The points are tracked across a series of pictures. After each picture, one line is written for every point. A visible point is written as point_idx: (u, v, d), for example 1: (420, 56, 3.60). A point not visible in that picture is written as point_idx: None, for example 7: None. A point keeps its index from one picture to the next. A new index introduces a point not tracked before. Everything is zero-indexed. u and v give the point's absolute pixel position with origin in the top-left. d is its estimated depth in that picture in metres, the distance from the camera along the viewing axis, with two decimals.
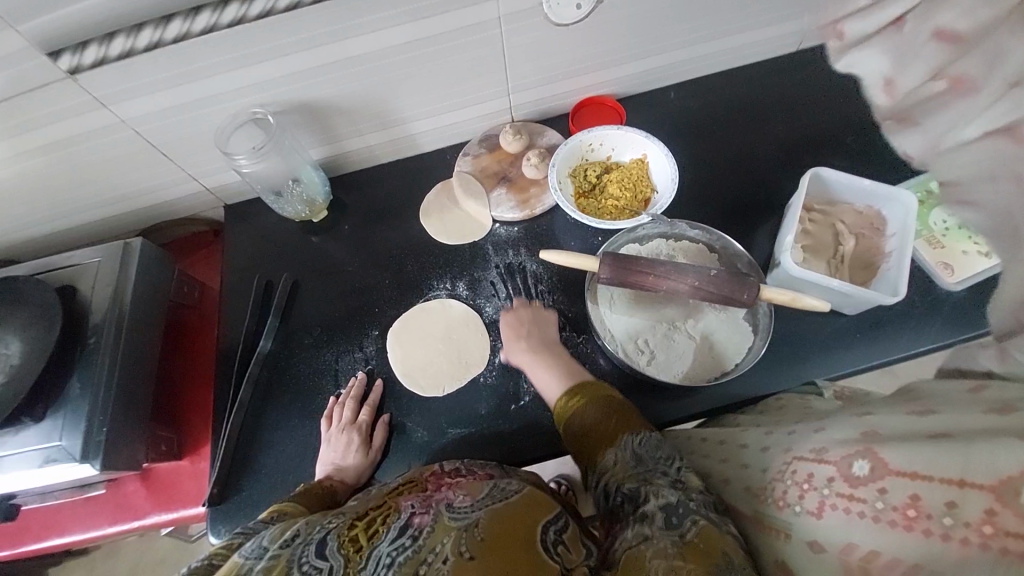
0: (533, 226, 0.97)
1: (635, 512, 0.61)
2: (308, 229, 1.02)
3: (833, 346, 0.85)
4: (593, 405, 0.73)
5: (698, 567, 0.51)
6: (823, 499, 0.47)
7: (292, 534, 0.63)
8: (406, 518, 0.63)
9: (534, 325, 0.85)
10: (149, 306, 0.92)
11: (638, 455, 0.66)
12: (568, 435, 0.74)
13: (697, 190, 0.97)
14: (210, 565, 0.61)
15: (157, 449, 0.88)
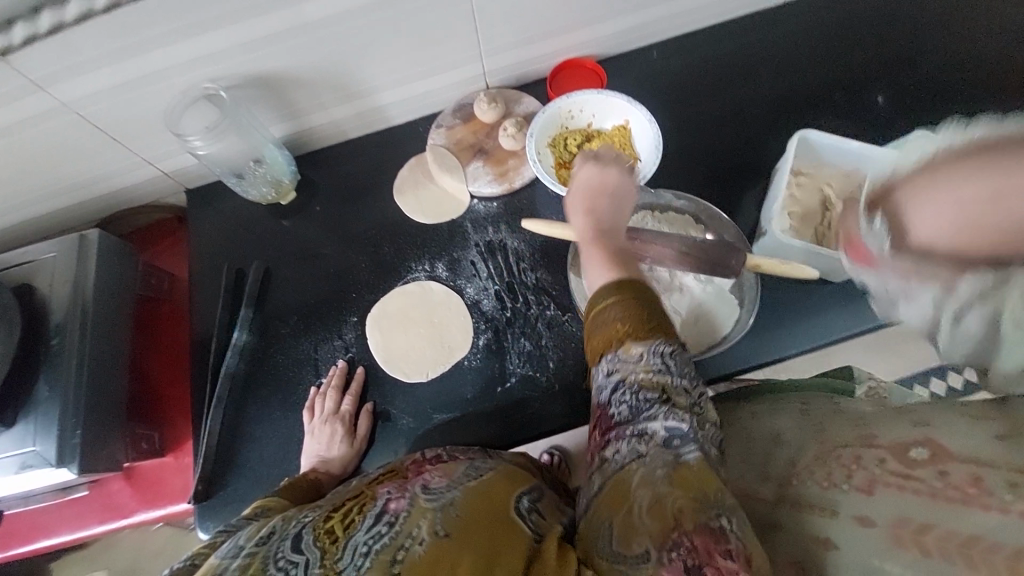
0: (513, 201, 0.93)
1: (635, 425, 0.60)
2: (278, 213, 0.97)
3: (819, 314, 0.84)
4: (638, 300, 0.64)
5: (687, 496, 0.54)
6: (873, 478, 0.48)
7: (268, 532, 0.61)
8: (383, 505, 0.61)
9: (608, 199, 0.73)
10: (114, 302, 0.88)
11: (665, 364, 0.61)
12: (596, 319, 0.66)
13: (682, 156, 0.93)
14: (191, 565, 0.60)
15: (138, 447, 0.87)
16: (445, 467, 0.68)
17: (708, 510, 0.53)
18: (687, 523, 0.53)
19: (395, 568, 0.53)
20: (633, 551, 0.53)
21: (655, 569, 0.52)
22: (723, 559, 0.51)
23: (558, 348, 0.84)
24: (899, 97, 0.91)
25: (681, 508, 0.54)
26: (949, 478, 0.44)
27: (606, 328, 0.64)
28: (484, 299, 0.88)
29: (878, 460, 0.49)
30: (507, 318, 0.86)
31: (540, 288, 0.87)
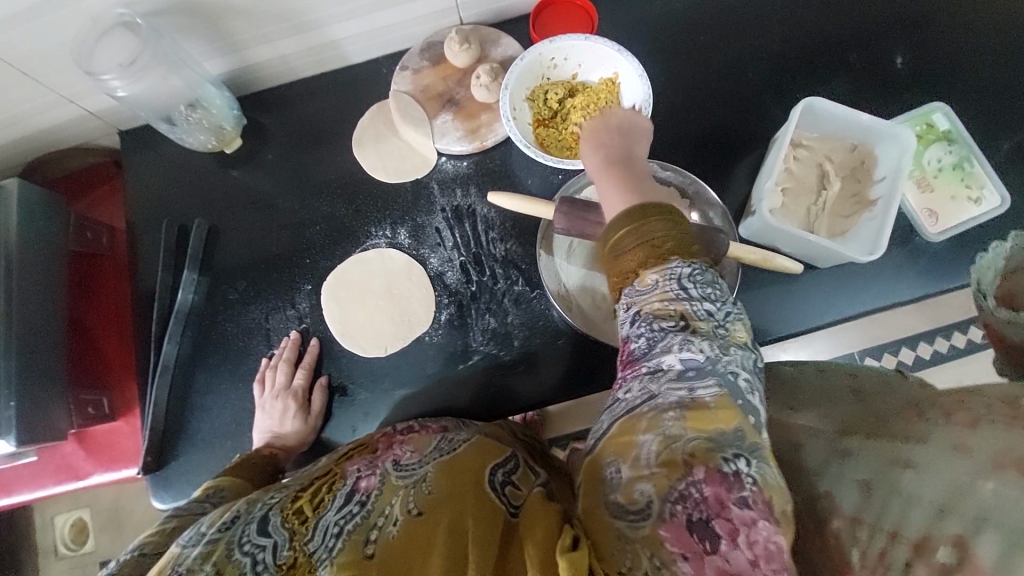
0: (484, 161, 0.84)
1: (649, 359, 0.54)
2: (225, 163, 0.88)
3: (799, 299, 0.80)
4: (654, 222, 0.57)
5: (700, 435, 0.48)
6: (979, 415, 0.46)
7: (233, 514, 0.55)
8: (352, 483, 0.57)
9: (612, 132, 0.68)
10: (43, 260, 0.80)
11: (684, 286, 0.54)
12: (610, 254, 0.59)
13: (675, 118, 0.83)
14: (140, 555, 0.55)
15: (84, 414, 0.84)
16: (417, 441, 0.63)
17: (723, 450, 0.48)
18: (697, 469, 0.47)
19: (368, 548, 0.48)
20: (635, 505, 0.46)
21: (653, 527, 0.45)
22: (737, 509, 0.45)
23: (527, 327, 0.79)
24: (919, 58, 0.82)
25: (692, 453, 0.47)
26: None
27: (620, 262, 0.58)
28: (449, 271, 0.82)
29: (985, 404, 0.47)
30: (472, 293, 0.81)
31: (509, 261, 0.81)
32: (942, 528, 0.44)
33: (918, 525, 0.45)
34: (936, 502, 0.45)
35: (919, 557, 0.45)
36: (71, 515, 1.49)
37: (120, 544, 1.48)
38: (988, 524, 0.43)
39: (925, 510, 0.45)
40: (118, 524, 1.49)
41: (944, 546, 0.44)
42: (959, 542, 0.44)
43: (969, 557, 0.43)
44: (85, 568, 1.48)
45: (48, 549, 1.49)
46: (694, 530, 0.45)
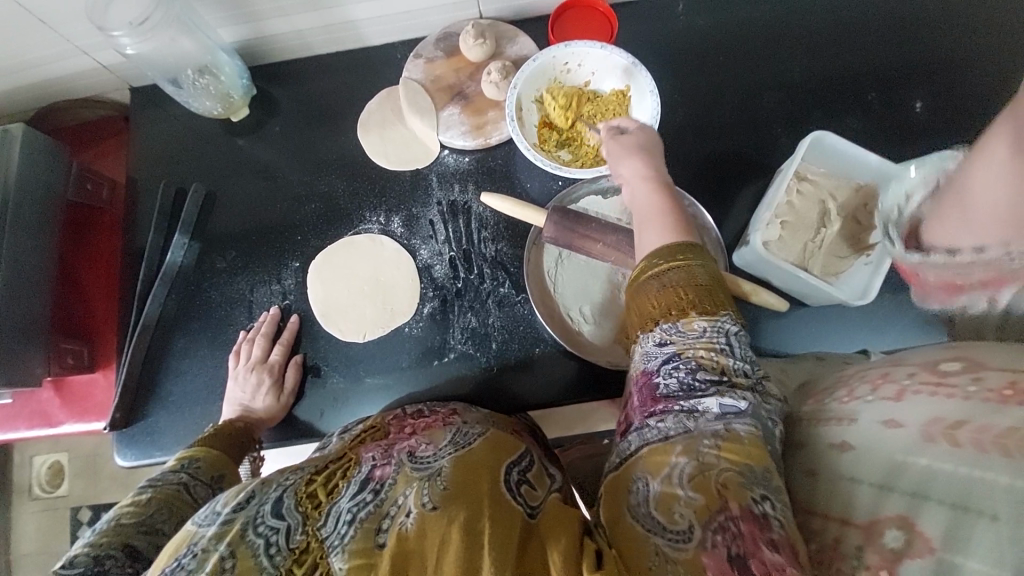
0: (486, 159, 0.84)
1: (687, 400, 0.52)
2: (230, 130, 0.88)
3: (781, 335, 0.79)
4: (704, 268, 0.57)
5: (732, 469, 0.47)
6: (906, 387, 0.46)
7: (248, 493, 0.52)
8: (366, 471, 0.53)
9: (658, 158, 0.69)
10: (38, 207, 0.81)
11: (727, 343, 0.54)
12: (651, 282, 0.58)
13: (684, 139, 0.82)
14: (117, 525, 0.58)
15: (62, 363, 0.84)
16: (433, 433, 0.58)
17: (753, 488, 0.46)
18: (730, 505, 0.45)
19: (381, 538, 0.46)
20: (675, 525, 0.45)
21: (696, 551, 0.44)
22: (769, 552, 0.42)
23: (507, 330, 0.79)
24: (940, 106, 0.80)
25: (726, 485, 0.46)
26: (985, 385, 0.40)
27: (663, 293, 0.57)
28: (437, 264, 0.82)
29: (910, 374, 0.47)
30: (457, 289, 0.81)
31: (498, 262, 0.80)
32: (885, 507, 0.41)
33: (867, 509, 0.42)
34: (878, 482, 0.42)
35: (871, 544, 0.41)
36: (49, 456, 1.52)
37: (93, 490, 1.50)
38: (928, 499, 0.39)
39: (866, 492, 0.43)
40: (93, 471, 1.51)
41: (891, 527, 0.40)
42: (903, 520, 0.40)
43: (917, 536, 0.38)
44: (56, 512, 1.50)
45: (24, 487, 1.51)
46: (734, 566, 0.42)
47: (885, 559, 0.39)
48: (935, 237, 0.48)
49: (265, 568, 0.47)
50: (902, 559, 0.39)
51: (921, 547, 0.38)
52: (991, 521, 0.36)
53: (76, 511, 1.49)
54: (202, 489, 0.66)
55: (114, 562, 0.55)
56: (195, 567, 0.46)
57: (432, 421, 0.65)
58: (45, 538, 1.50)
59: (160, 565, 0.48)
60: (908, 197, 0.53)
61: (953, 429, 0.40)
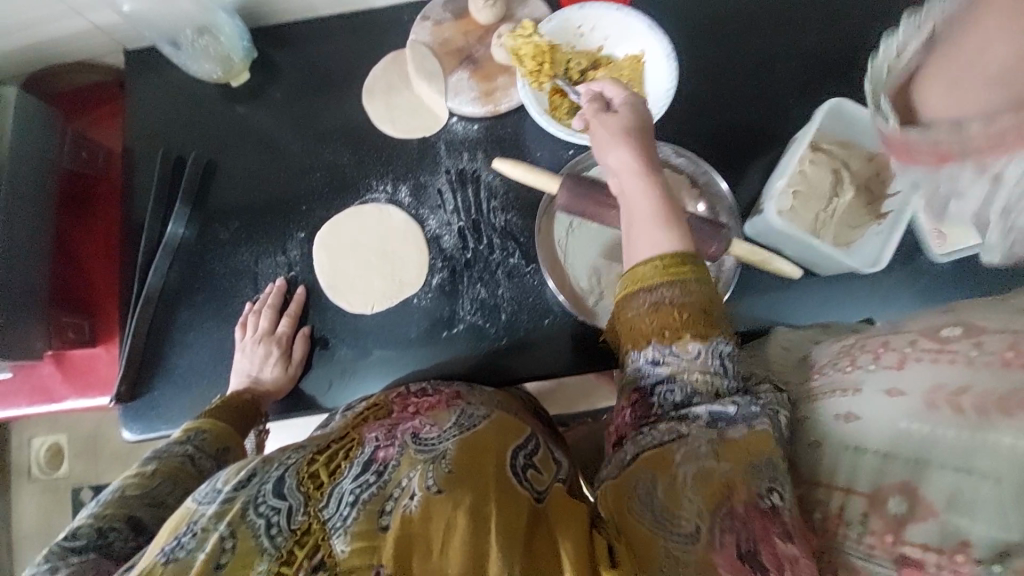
0: (496, 126, 0.82)
1: (679, 409, 0.53)
2: (230, 97, 0.85)
3: (788, 307, 0.79)
4: (701, 287, 0.55)
5: (736, 469, 0.48)
6: (906, 354, 0.44)
7: (249, 471, 0.51)
8: (370, 453, 0.51)
9: (646, 138, 0.63)
10: (33, 175, 0.78)
11: (720, 365, 0.54)
12: (646, 297, 0.55)
13: (699, 106, 0.80)
14: (121, 497, 0.60)
15: (63, 337, 0.82)
16: (437, 414, 0.57)
17: (758, 484, 0.47)
18: (738, 498, 0.47)
19: (384, 520, 0.45)
20: (682, 527, 0.46)
21: (705, 550, 0.45)
22: (783, 544, 0.45)
23: (517, 301, 0.78)
24: None
25: (732, 480, 0.48)
26: (986, 349, 0.40)
27: (658, 313, 0.55)
28: (445, 234, 0.80)
29: (910, 341, 0.45)
30: (466, 260, 0.79)
31: (507, 232, 0.79)
32: (887, 477, 0.42)
33: (870, 477, 0.43)
34: (882, 451, 0.43)
35: (875, 510, 0.43)
36: (48, 437, 1.51)
37: (94, 470, 1.49)
38: (930, 465, 0.40)
39: (869, 463, 0.43)
40: (93, 450, 1.50)
41: (894, 495, 0.42)
42: (905, 487, 0.41)
43: (920, 502, 0.41)
44: (57, 491, 1.50)
45: (23, 468, 1.51)
46: (746, 563, 0.45)
47: (889, 524, 0.42)
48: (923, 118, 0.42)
49: (266, 549, 0.45)
50: (906, 524, 0.41)
51: (924, 511, 0.40)
52: (991, 482, 0.38)
53: (77, 491, 1.49)
54: (206, 462, 0.66)
55: (118, 535, 0.57)
56: (196, 545, 0.46)
57: (435, 402, 0.64)
58: (47, 518, 1.50)
59: (160, 544, 0.48)
60: (900, 51, 0.38)
61: (954, 396, 0.40)
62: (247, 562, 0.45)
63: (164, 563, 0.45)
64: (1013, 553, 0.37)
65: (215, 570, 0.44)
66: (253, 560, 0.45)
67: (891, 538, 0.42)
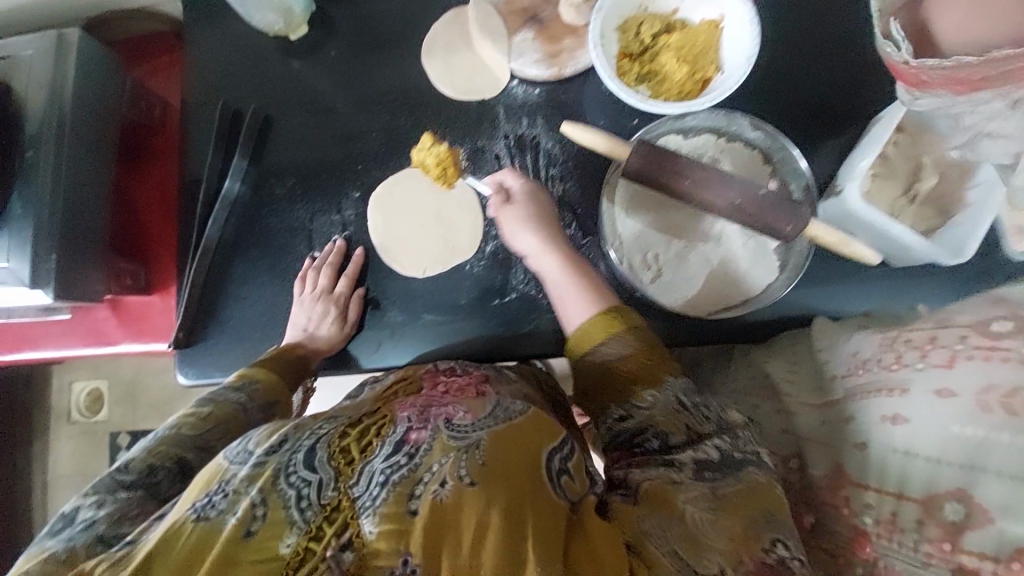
0: (558, 91, 0.78)
1: (664, 456, 0.54)
2: (286, 51, 0.83)
3: (838, 298, 0.73)
4: (631, 338, 0.61)
5: (737, 525, 0.49)
6: (955, 352, 0.44)
7: (281, 436, 0.49)
8: (401, 433, 0.47)
9: (547, 224, 0.72)
10: (95, 119, 0.78)
11: (682, 403, 0.57)
12: (594, 360, 0.62)
13: (775, 78, 0.76)
14: (177, 434, 0.62)
15: (121, 283, 0.84)
16: (471, 400, 0.51)
17: (763, 539, 0.48)
18: (743, 558, 0.47)
19: (413, 504, 0.42)
20: (705, 565, 0.46)
21: None
22: None
23: None
24: None
25: (738, 537, 0.48)
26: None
27: (607, 372, 0.61)
28: None
29: (960, 337, 0.44)
30: None
31: (565, 203, 0.77)
32: (941, 482, 0.42)
33: (923, 482, 0.42)
34: (934, 456, 0.42)
35: (931, 517, 0.42)
36: (89, 383, 1.56)
37: (131, 418, 1.54)
38: (985, 470, 0.39)
39: (923, 466, 0.43)
40: (131, 399, 1.54)
41: (950, 501, 0.41)
42: (960, 494, 0.40)
43: (976, 508, 0.39)
44: (96, 435, 1.55)
45: (63, 411, 1.56)
46: None
47: (946, 531, 0.41)
48: (942, 38, 0.52)
49: (296, 522, 0.43)
50: (963, 531, 0.40)
51: (980, 518, 0.39)
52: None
53: (115, 436, 1.54)
54: (255, 412, 0.68)
55: (167, 471, 0.59)
56: (227, 507, 0.44)
57: (466, 384, 0.59)
58: (84, 461, 1.55)
59: (191, 500, 0.47)
60: None
61: (1007, 397, 0.39)
62: (275, 534, 0.43)
63: (194, 523, 0.44)
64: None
65: (245, 538, 0.42)
66: (281, 532, 0.43)
67: (949, 547, 0.40)
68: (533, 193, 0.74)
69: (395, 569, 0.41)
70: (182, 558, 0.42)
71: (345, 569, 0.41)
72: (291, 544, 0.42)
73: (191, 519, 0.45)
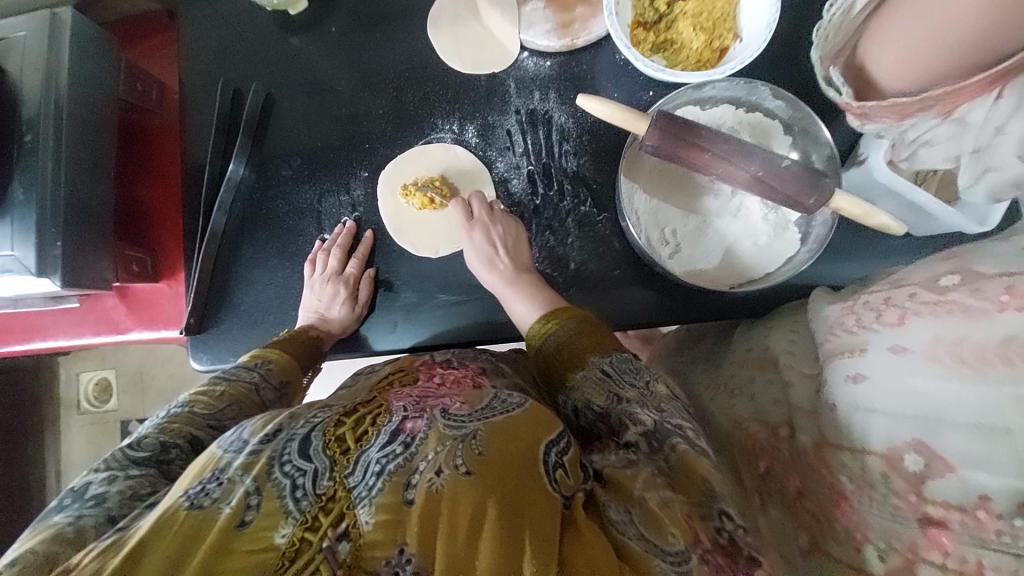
0: (571, 63, 0.76)
1: (617, 436, 0.53)
2: (286, 28, 0.80)
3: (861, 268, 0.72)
4: (564, 329, 0.65)
5: (690, 502, 0.47)
6: (907, 310, 0.44)
7: (276, 426, 0.48)
8: (397, 422, 0.46)
9: (512, 236, 0.73)
10: (92, 102, 0.76)
11: (607, 373, 0.59)
12: (541, 352, 0.65)
13: (795, 44, 0.73)
14: (189, 413, 0.59)
15: (129, 270, 0.82)
16: (468, 392, 0.51)
17: (711, 516, 0.46)
18: (700, 538, 0.44)
19: (409, 493, 0.40)
20: (673, 546, 0.43)
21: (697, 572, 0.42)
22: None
23: (587, 251, 0.75)
24: None
25: (690, 515, 0.46)
26: (985, 295, 0.38)
27: (550, 363, 0.64)
28: (514, 178, 0.78)
29: (910, 296, 0.44)
30: (535, 207, 0.77)
31: (579, 178, 0.75)
32: (899, 433, 0.41)
33: (883, 436, 0.42)
34: (891, 410, 0.41)
35: (895, 470, 0.41)
36: (97, 372, 1.56)
37: (141, 406, 1.54)
38: (941, 420, 0.38)
39: (880, 420, 0.42)
40: (140, 388, 1.54)
41: (909, 452, 0.40)
42: (917, 444, 0.39)
43: (935, 458, 0.38)
44: (107, 424, 1.56)
45: (72, 401, 1.56)
46: None
47: (910, 482, 0.40)
48: (878, 75, 0.44)
49: (290, 512, 0.40)
50: (925, 481, 0.39)
51: (940, 467, 0.38)
52: (1001, 435, 0.35)
53: (126, 424, 1.54)
54: (269, 392, 0.66)
55: (179, 450, 0.56)
56: (221, 496, 0.42)
57: (462, 375, 0.57)
58: (95, 450, 1.55)
59: (182, 486, 0.44)
60: None
61: (953, 346, 0.39)
62: (270, 523, 0.40)
63: (187, 510, 0.41)
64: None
65: (238, 528, 0.39)
66: (276, 523, 0.40)
67: (915, 497, 0.40)
68: (495, 207, 0.75)
69: (391, 560, 0.38)
70: (175, 543, 0.39)
71: (342, 561, 0.38)
72: (285, 534, 0.39)
73: (184, 506, 0.41)
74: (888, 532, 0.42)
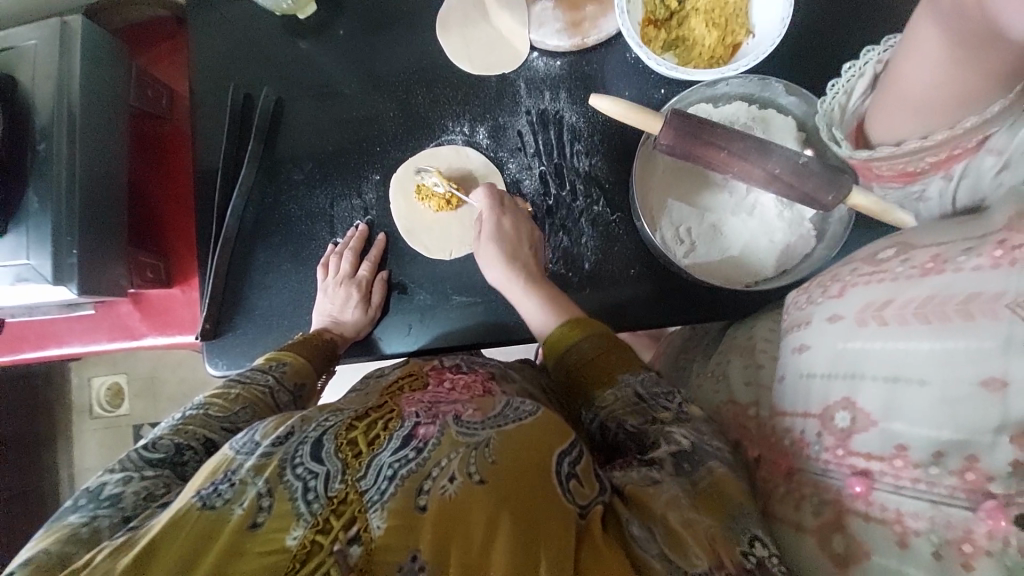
0: (581, 62, 0.76)
1: (644, 455, 0.51)
2: (294, 31, 0.80)
3: None
4: (588, 342, 0.63)
5: (716, 524, 0.45)
6: (845, 282, 0.43)
7: (287, 428, 0.46)
8: (409, 427, 0.45)
9: (533, 243, 0.73)
10: (104, 110, 0.76)
11: (639, 394, 0.57)
12: (563, 359, 0.63)
13: (807, 38, 0.73)
14: (205, 416, 0.59)
15: (143, 276, 0.83)
16: (480, 400, 0.50)
17: (740, 540, 0.44)
18: (725, 563, 0.42)
19: (421, 500, 0.40)
20: (695, 567, 0.42)
21: None
22: None
23: (603, 250, 0.74)
24: None
25: (715, 537, 0.44)
26: (911, 262, 0.39)
27: (570, 373, 0.62)
28: (526, 179, 0.77)
29: (850, 270, 0.43)
30: (548, 207, 0.76)
31: (591, 178, 0.75)
32: (831, 393, 0.42)
33: (819, 396, 0.43)
34: (826, 372, 0.43)
35: (827, 427, 0.42)
36: (109, 377, 1.57)
37: (153, 411, 1.55)
38: (863, 376, 0.40)
39: (817, 382, 0.43)
40: (151, 392, 1.55)
41: (840, 410, 0.41)
42: (846, 401, 0.41)
43: (859, 412, 0.40)
44: (120, 428, 1.57)
45: (84, 406, 1.57)
46: None
47: (838, 435, 0.41)
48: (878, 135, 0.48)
49: (301, 515, 0.40)
50: (851, 435, 0.41)
51: (864, 422, 0.40)
52: (917, 385, 0.37)
53: (138, 428, 1.55)
54: (284, 395, 0.66)
55: (194, 454, 0.56)
56: (232, 497, 0.42)
57: (472, 380, 0.56)
58: (109, 455, 1.56)
59: (195, 487, 0.44)
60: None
61: (880, 310, 0.39)
62: (281, 526, 0.40)
63: (199, 509, 0.41)
64: (952, 451, 0.35)
65: (250, 529, 0.40)
66: (288, 525, 0.40)
67: (841, 451, 0.41)
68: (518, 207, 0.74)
69: (404, 565, 0.38)
70: (187, 543, 0.39)
71: (353, 564, 0.38)
72: (296, 537, 0.39)
73: (196, 506, 0.42)
74: (819, 486, 0.43)
